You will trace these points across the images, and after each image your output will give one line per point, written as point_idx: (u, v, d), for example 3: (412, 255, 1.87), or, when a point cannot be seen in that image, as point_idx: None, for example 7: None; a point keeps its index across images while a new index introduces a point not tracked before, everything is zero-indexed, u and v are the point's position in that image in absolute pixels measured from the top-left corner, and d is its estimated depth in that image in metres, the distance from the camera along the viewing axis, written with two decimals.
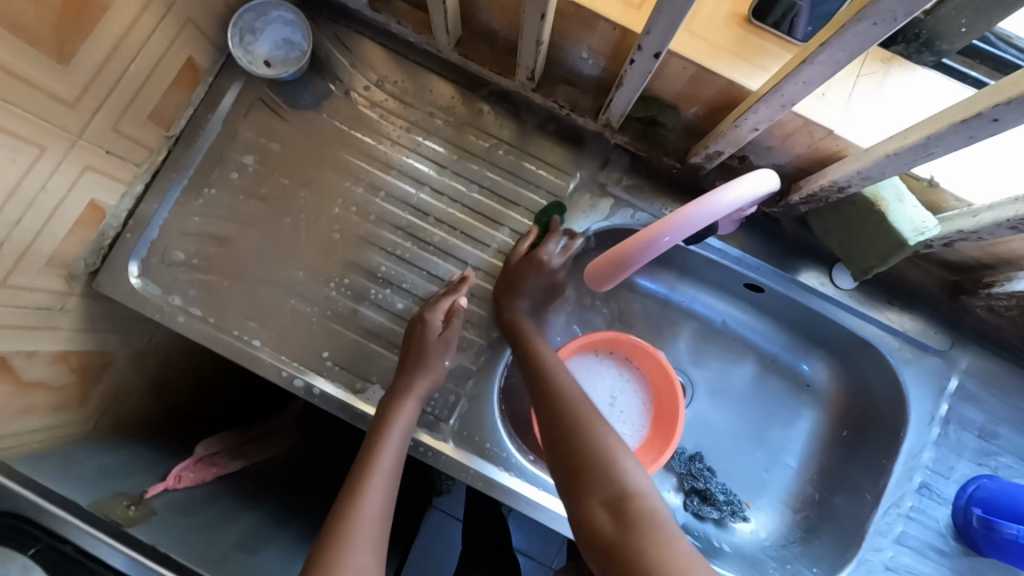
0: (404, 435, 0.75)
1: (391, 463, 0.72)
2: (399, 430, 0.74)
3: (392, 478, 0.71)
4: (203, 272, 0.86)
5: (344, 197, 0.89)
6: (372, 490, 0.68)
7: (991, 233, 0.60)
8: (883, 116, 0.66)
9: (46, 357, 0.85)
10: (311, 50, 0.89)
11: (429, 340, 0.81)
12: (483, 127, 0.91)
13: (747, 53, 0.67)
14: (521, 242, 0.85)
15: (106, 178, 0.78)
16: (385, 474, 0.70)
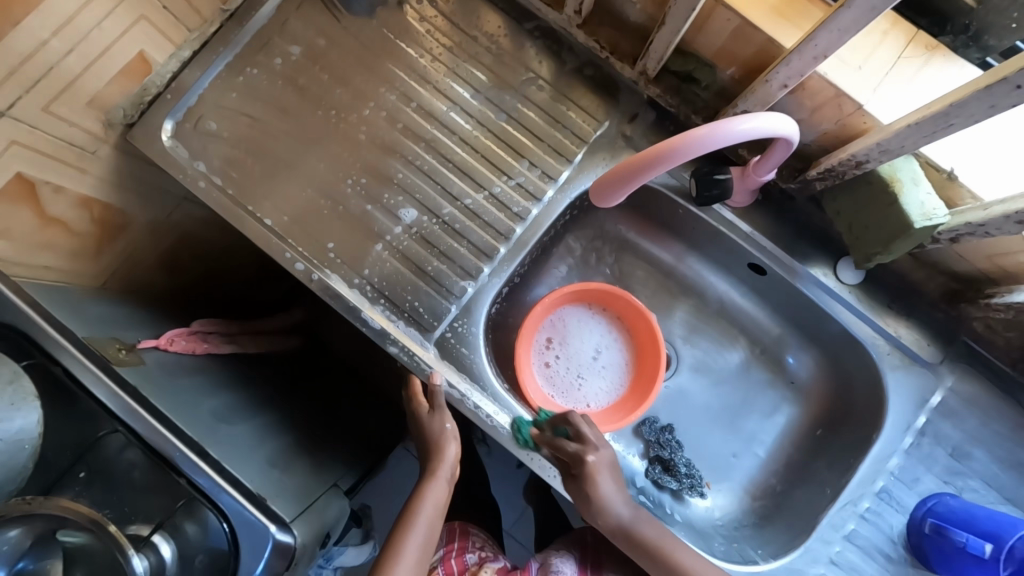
0: (435, 508, 0.84)
1: (423, 534, 0.82)
2: (426, 510, 0.83)
3: (422, 548, 0.82)
4: (231, 146, 0.89)
5: (376, 101, 0.90)
6: (403, 561, 0.79)
7: (998, 227, 0.60)
8: (915, 99, 0.66)
9: (72, 198, 0.89)
10: None
11: (437, 424, 0.85)
12: (523, 60, 0.91)
13: (791, 14, 0.68)
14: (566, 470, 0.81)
15: (158, 34, 0.82)
16: (416, 547, 0.81)
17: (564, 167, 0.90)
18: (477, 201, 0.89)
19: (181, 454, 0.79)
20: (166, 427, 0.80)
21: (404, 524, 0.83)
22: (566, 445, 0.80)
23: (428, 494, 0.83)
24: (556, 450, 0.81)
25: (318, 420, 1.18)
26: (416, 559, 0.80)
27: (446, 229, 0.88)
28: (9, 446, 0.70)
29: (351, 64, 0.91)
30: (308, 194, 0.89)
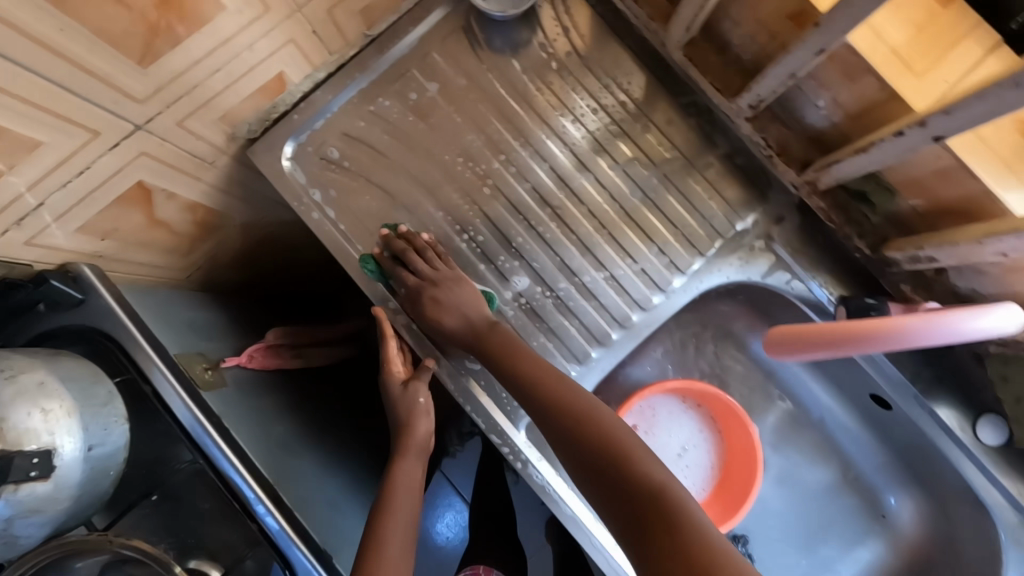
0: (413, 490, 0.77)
1: (404, 521, 0.73)
2: (404, 493, 0.76)
3: (406, 537, 0.73)
4: (351, 178, 0.85)
5: (508, 155, 0.85)
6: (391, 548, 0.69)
7: None
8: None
9: (181, 203, 0.86)
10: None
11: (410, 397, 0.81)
12: (668, 136, 0.85)
13: (1019, 164, 0.58)
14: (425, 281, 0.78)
15: (301, 56, 0.77)
16: (401, 536, 0.72)
17: (692, 258, 0.84)
18: (596, 279, 0.83)
19: (256, 498, 0.76)
20: (243, 463, 0.78)
21: (382, 511, 0.74)
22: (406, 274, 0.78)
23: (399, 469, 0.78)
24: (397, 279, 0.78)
25: (356, 443, 1.16)
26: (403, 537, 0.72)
27: (558, 305, 0.83)
28: (96, 473, 0.68)
29: (486, 110, 0.86)
30: None
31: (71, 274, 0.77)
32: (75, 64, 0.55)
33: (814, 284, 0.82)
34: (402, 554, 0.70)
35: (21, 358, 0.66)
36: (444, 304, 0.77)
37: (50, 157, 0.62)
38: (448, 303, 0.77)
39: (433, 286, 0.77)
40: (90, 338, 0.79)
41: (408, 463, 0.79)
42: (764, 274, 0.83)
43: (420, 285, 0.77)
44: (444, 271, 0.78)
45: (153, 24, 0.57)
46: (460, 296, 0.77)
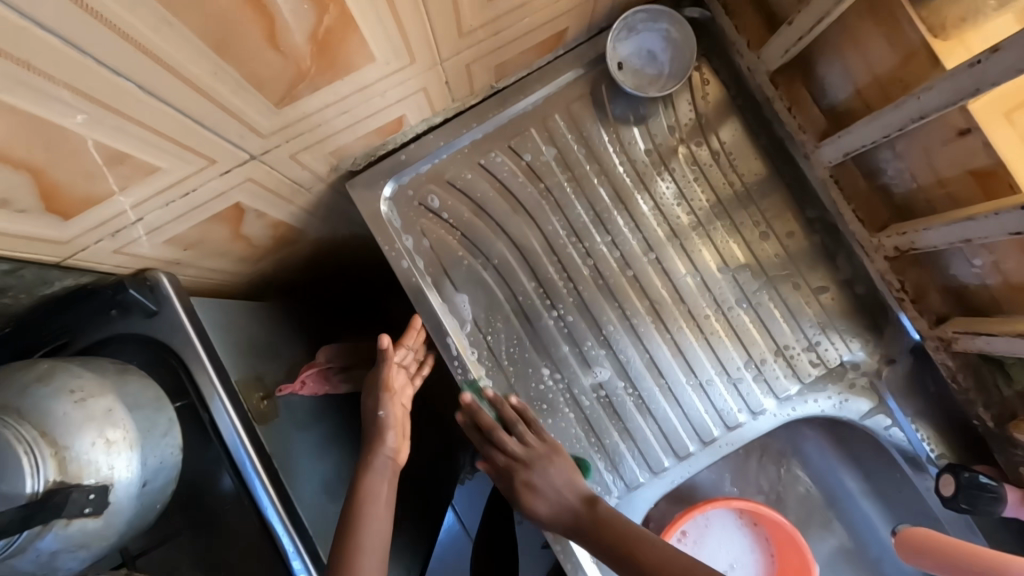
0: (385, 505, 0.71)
1: (373, 545, 0.68)
2: (371, 508, 0.70)
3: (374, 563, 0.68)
4: (448, 231, 0.80)
5: (615, 238, 0.81)
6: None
7: None
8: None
9: (268, 221, 0.82)
10: (669, 76, 0.80)
11: (371, 406, 0.75)
12: (786, 248, 0.81)
13: None
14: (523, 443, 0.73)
15: (426, 103, 0.73)
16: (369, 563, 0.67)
17: (789, 383, 0.79)
18: (683, 385, 0.79)
19: (296, 552, 0.73)
20: (288, 511, 0.74)
21: (344, 536, 0.68)
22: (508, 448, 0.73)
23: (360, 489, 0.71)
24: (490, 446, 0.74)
25: None
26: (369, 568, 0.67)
27: (641, 404, 0.78)
28: (144, 508, 0.65)
29: (600, 185, 0.82)
30: (508, 311, 0.80)
31: (148, 281, 0.73)
32: (217, 102, 0.52)
33: (915, 434, 0.76)
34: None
35: (90, 377, 0.62)
36: (539, 490, 0.71)
37: (163, 181, 0.59)
38: (542, 488, 0.72)
39: (524, 468, 0.72)
40: (153, 350, 0.75)
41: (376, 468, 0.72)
42: (861, 413, 0.78)
43: (511, 467, 0.73)
44: (538, 450, 0.72)
45: (303, 72, 0.53)
46: (553, 478, 0.72)
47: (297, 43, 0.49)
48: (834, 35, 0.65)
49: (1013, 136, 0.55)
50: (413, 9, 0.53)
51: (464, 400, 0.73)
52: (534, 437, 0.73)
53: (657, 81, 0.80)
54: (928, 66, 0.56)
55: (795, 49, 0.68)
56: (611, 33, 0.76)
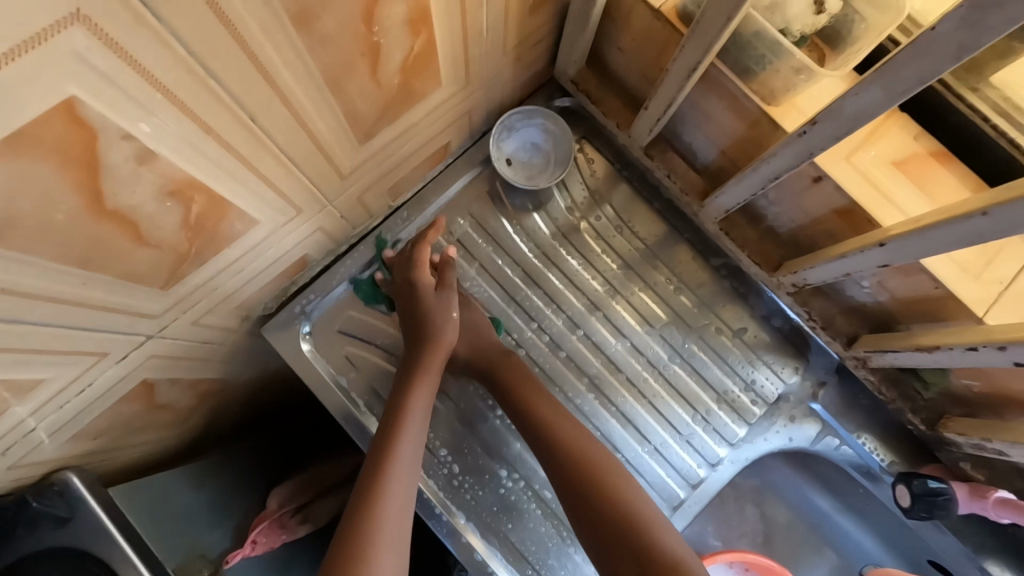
0: (422, 417, 0.68)
1: (410, 454, 0.64)
2: (415, 422, 0.66)
3: (409, 478, 0.63)
4: (376, 354, 0.81)
5: (540, 322, 0.82)
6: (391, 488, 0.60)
7: None
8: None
9: (185, 385, 0.78)
10: (555, 159, 0.85)
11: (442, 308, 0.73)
12: (701, 296, 0.84)
13: None
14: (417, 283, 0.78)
15: (326, 238, 0.74)
16: (410, 460, 0.64)
17: (738, 426, 0.80)
18: (640, 453, 0.78)
19: None
20: None
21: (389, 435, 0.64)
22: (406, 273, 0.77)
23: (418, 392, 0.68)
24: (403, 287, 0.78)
25: None
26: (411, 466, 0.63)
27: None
28: None
29: (512, 273, 0.83)
30: (452, 422, 0.78)
31: (56, 486, 0.67)
32: (94, 305, 0.49)
33: (863, 448, 0.79)
34: (404, 494, 0.62)
35: None
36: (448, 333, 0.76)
37: (52, 389, 0.55)
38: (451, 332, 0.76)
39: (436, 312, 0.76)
40: (72, 561, 0.68)
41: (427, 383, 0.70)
42: (809, 438, 0.80)
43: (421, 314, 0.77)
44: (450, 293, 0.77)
45: (183, 254, 0.52)
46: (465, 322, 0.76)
47: (170, 234, 0.48)
48: (687, 110, 0.71)
49: (858, 177, 0.61)
50: (285, 173, 0.53)
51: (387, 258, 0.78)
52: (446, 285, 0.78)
53: (546, 168, 0.85)
54: (771, 129, 0.62)
55: (659, 126, 0.73)
56: (491, 138, 0.81)
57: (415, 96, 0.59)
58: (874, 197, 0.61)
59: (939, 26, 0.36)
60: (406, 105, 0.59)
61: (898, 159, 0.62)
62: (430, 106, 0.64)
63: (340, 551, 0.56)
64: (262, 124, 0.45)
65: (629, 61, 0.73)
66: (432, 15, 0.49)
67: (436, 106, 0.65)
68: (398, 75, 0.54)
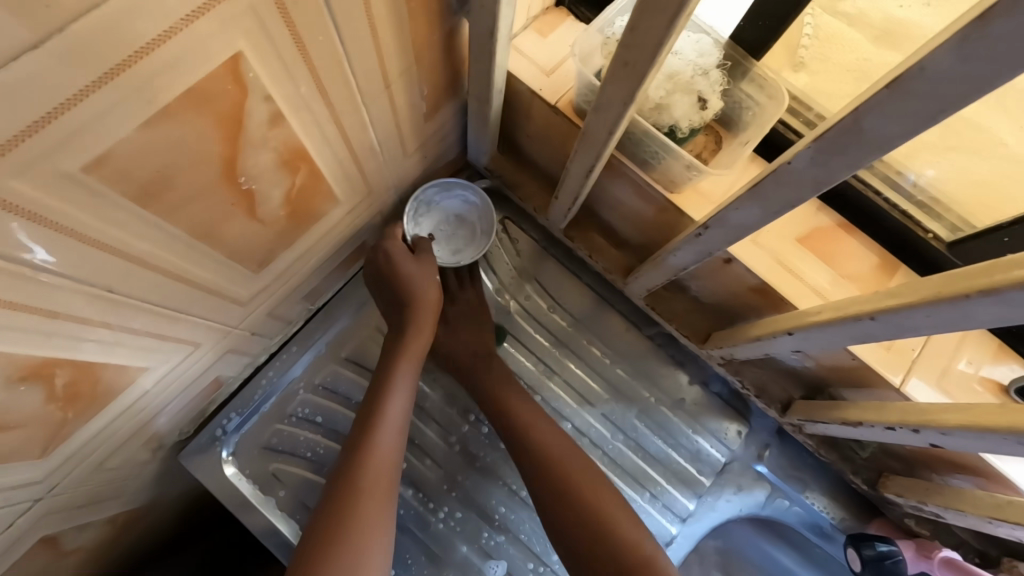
0: (407, 385, 0.69)
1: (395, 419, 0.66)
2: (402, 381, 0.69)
3: (394, 440, 0.66)
4: (305, 467, 0.77)
5: (478, 414, 0.79)
6: (379, 445, 0.64)
7: None
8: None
9: (96, 526, 0.71)
10: (480, 229, 0.79)
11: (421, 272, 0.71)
12: (639, 366, 0.83)
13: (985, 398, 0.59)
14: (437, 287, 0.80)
15: (239, 355, 0.70)
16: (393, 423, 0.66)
17: (687, 499, 0.79)
18: None
19: None
20: None
21: (374, 402, 0.67)
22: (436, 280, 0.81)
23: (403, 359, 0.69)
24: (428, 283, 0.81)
25: None
26: (395, 432, 0.66)
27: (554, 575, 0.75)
28: None
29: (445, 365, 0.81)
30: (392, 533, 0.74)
31: None
32: None
33: (813, 507, 0.78)
34: (392, 447, 0.65)
35: None
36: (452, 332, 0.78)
37: None
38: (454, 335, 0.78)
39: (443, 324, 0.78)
40: None
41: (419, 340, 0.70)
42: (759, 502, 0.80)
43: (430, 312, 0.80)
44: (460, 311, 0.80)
45: (58, 420, 0.47)
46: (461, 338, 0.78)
47: (35, 411, 0.44)
48: (599, 194, 0.71)
49: (766, 259, 0.61)
50: (168, 321, 0.50)
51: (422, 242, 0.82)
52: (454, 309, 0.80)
53: (473, 240, 0.79)
54: (677, 215, 0.62)
55: (572, 212, 0.71)
56: (405, 218, 0.74)
57: (311, 217, 0.57)
58: (783, 277, 0.60)
59: (794, 161, 0.36)
60: (301, 227, 0.57)
61: (801, 236, 0.61)
62: (332, 219, 0.62)
63: (329, 512, 0.59)
64: (124, 291, 0.42)
65: (538, 148, 0.73)
66: (309, 150, 0.47)
67: (340, 216, 0.63)
68: (284, 207, 0.51)
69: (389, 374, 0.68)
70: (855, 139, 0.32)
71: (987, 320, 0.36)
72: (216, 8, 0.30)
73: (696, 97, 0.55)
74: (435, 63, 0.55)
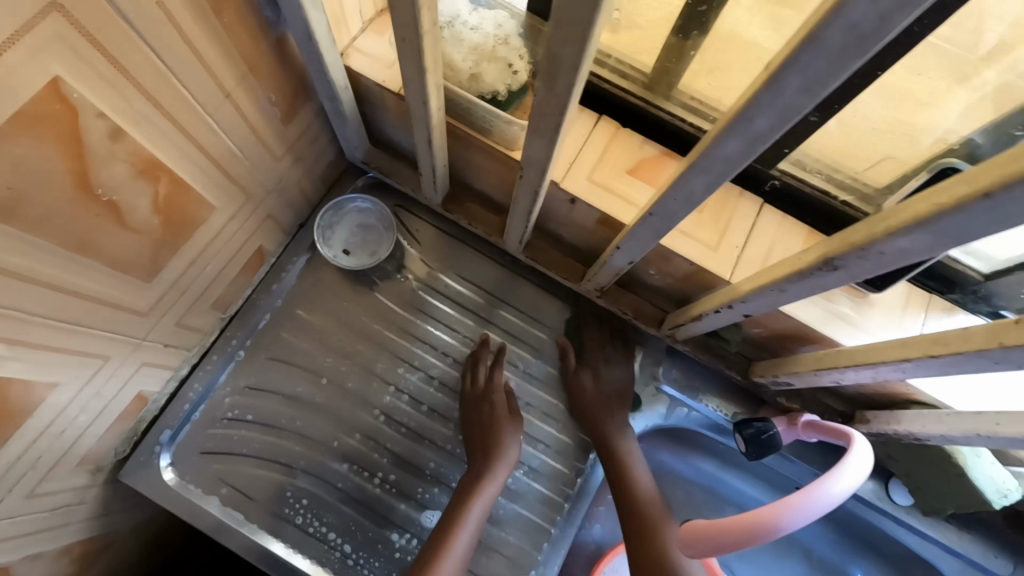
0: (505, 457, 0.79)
1: (491, 487, 0.76)
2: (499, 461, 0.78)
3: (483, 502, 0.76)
4: (242, 463, 0.82)
5: (397, 384, 0.86)
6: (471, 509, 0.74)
7: None
8: (981, 385, 0.65)
9: (50, 557, 0.71)
10: (385, 231, 0.90)
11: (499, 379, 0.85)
12: (542, 320, 0.91)
13: None
14: (568, 358, 0.88)
15: (158, 369, 0.75)
16: (489, 488, 0.76)
17: None
18: (517, 478, 0.86)
19: None
20: None
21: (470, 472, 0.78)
22: (569, 356, 0.88)
23: (503, 434, 0.79)
24: (564, 359, 0.89)
25: None
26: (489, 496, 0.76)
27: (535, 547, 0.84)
28: None
29: (364, 347, 0.88)
30: (334, 503, 0.81)
31: None
32: None
33: (708, 409, 0.88)
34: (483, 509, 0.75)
35: None
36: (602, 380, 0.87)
37: None
38: (604, 379, 0.87)
39: (591, 371, 0.87)
40: None
41: (506, 421, 0.80)
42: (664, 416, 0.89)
43: (576, 375, 0.87)
44: (596, 361, 0.88)
45: None
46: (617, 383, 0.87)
47: None
48: (462, 166, 0.79)
49: (600, 192, 0.70)
50: (67, 333, 0.56)
51: (558, 338, 0.90)
52: (587, 372, 0.87)
53: (382, 239, 0.90)
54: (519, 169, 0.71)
55: (440, 186, 0.79)
56: (316, 239, 0.86)
57: (189, 223, 0.63)
58: (617, 205, 0.70)
59: (538, 93, 0.45)
60: (181, 234, 0.63)
61: (630, 168, 0.71)
62: (213, 226, 0.68)
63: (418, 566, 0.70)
64: (9, 304, 0.48)
65: (402, 135, 0.81)
66: (164, 160, 0.54)
67: (221, 223, 0.69)
68: (156, 215, 0.58)
69: (486, 449, 0.79)
70: (558, 65, 0.40)
71: (704, 190, 0.45)
72: (21, 40, 0.37)
73: (504, 64, 0.64)
74: (274, 70, 0.63)
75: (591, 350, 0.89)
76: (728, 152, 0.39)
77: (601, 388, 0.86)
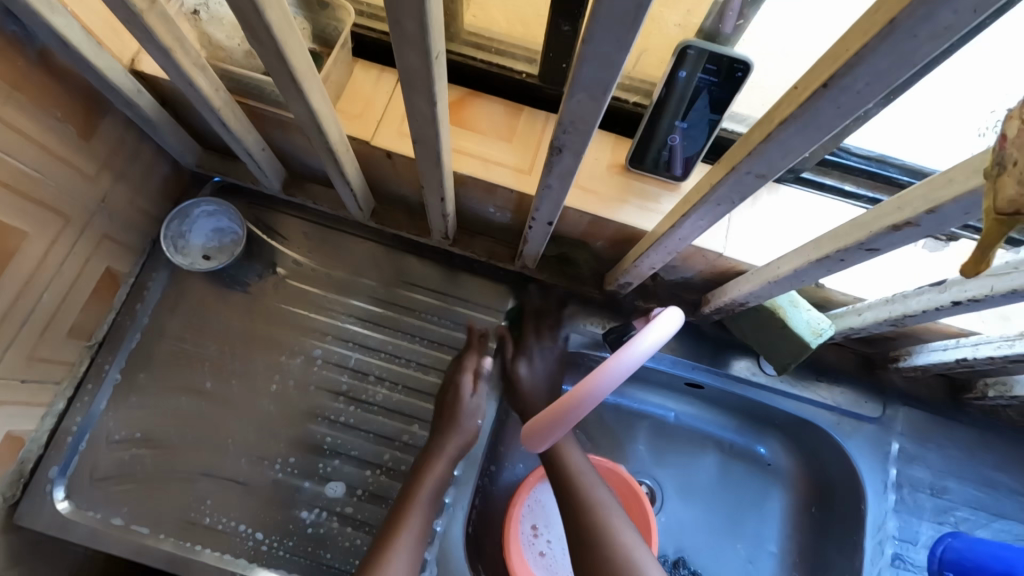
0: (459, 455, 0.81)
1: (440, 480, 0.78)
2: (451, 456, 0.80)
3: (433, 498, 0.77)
4: (139, 480, 0.82)
5: (282, 371, 0.89)
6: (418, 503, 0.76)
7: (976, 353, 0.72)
8: (770, 234, 0.70)
9: None
10: (243, 230, 0.91)
11: (475, 386, 0.86)
12: (415, 281, 0.93)
13: (612, 188, 0.74)
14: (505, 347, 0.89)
15: (24, 407, 0.75)
16: (438, 480, 0.78)
17: None
18: (413, 433, 0.87)
19: None
20: None
21: (421, 468, 0.80)
22: (506, 343, 0.89)
23: (459, 431, 0.82)
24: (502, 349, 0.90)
25: None
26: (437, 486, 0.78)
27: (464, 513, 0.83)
28: None
29: (244, 344, 0.89)
30: (241, 496, 0.83)
31: None
32: None
33: None
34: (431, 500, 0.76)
35: None
36: (530, 369, 0.86)
37: None
38: (534, 366, 0.86)
39: (523, 357, 0.87)
40: None
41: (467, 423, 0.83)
42: (527, 357, 0.87)
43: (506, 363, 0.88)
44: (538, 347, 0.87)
45: None
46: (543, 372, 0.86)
47: None
48: (289, 148, 0.82)
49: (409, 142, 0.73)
50: None
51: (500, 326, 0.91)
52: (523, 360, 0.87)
53: (238, 237, 0.90)
54: None
55: (268, 171, 0.81)
56: (166, 250, 0.86)
57: None
58: None
59: (253, 46, 0.47)
60: None
61: None
62: (32, 253, 0.68)
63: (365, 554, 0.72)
64: None
65: None
66: None
67: (43, 248, 0.69)
68: None
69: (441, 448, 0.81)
70: (244, 13, 0.43)
71: (430, 107, 0.49)
72: None
73: None
74: (49, 86, 0.64)
75: (529, 340, 0.88)
76: (411, 63, 0.43)
77: (530, 374, 0.86)
